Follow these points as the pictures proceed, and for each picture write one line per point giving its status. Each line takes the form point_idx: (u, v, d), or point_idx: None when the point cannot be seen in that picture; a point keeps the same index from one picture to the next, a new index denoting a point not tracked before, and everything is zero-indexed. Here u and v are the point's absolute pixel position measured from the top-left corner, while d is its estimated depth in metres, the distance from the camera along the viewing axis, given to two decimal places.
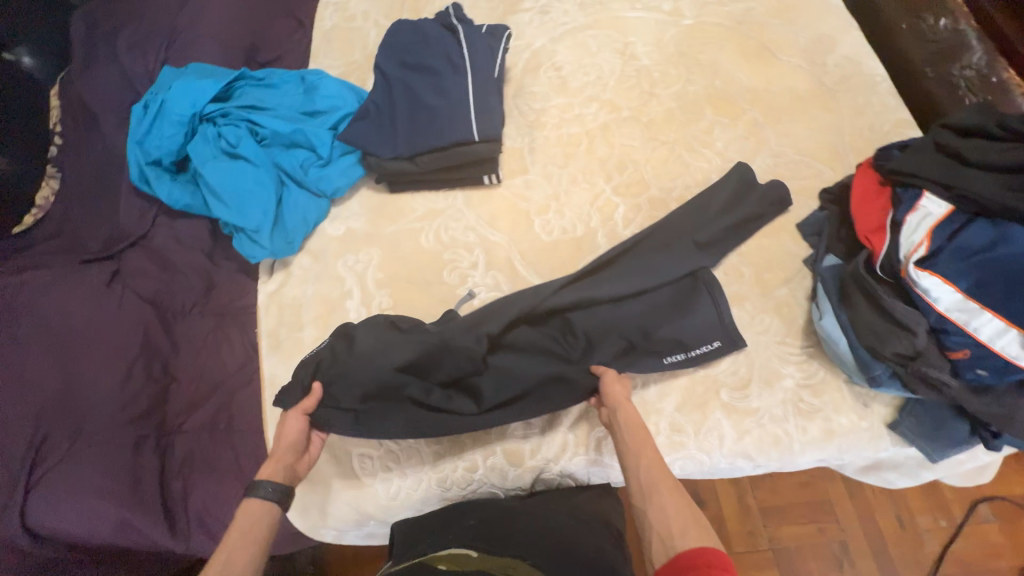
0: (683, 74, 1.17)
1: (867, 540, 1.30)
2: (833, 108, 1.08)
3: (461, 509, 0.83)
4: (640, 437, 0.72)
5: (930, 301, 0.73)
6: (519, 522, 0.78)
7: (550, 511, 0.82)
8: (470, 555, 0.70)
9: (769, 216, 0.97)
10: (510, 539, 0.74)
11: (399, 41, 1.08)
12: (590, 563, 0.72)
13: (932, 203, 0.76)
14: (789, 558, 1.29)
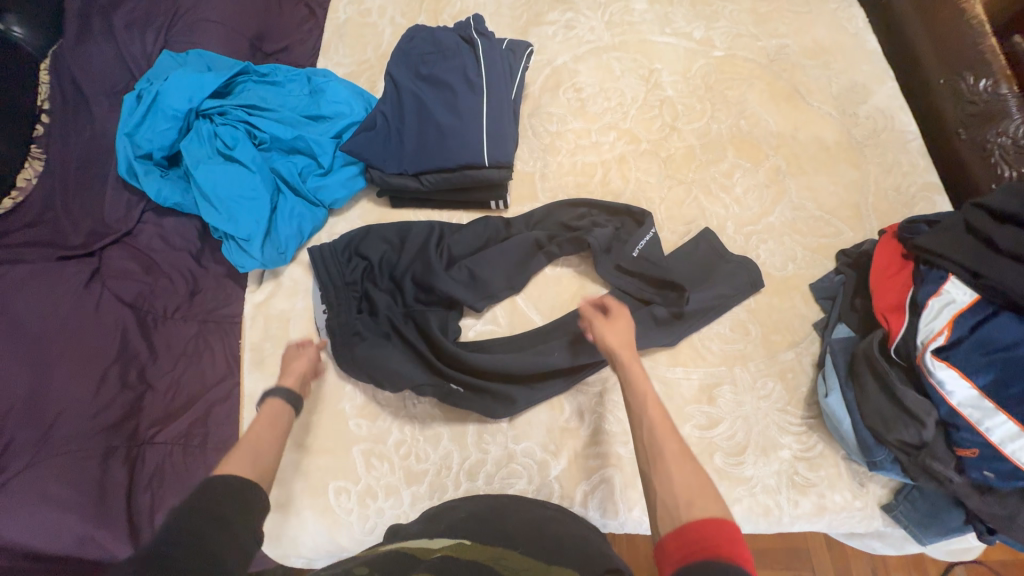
0: (708, 109, 1.12)
1: None
2: (860, 163, 1.04)
3: (449, 505, 0.78)
4: (642, 399, 0.68)
5: (943, 393, 0.70)
6: (508, 521, 0.73)
7: (531, 505, 0.78)
8: (464, 545, 0.65)
9: (742, 297, 0.93)
10: (501, 534, 0.70)
11: (414, 50, 1.02)
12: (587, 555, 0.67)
13: (956, 289, 0.73)
14: None
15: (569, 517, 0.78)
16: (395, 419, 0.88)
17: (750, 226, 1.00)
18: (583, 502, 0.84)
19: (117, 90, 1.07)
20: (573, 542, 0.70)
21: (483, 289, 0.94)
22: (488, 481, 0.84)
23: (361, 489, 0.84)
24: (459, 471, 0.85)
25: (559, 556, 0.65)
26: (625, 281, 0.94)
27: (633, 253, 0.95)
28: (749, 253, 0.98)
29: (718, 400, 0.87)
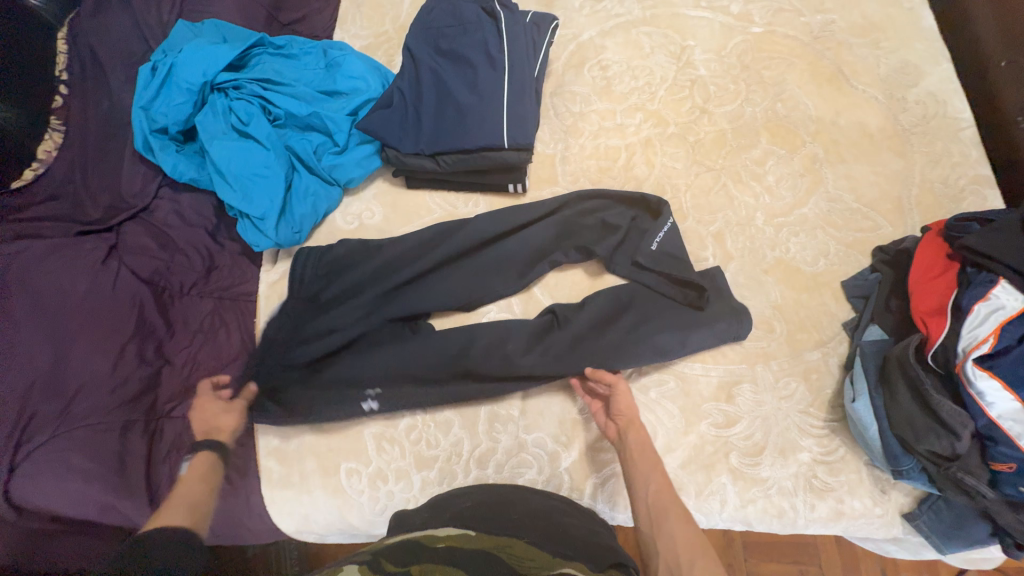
0: (742, 90, 1.05)
1: None
2: (904, 152, 0.97)
3: (459, 492, 0.78)
4: (651, 462, 0.74)
5: (983, 404, 0.66)
6: (514, 510, 0.74)
7: (540, 496, 0.78)
8: (467, 535, 0.66)
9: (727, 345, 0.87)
10: (509, 523, 0.70)
11: (434, 23, 0.97)
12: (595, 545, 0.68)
13: (1006, 294, 0.68)
14: None
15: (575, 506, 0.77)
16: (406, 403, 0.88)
17: (781, 217, 0.95)
18: (593, 495, 0.83)
19: (135, 60, 1.04)
20: (579, 533, 0.70)
21: (482, 285, 0.93)
22: (498, 469, 0.84)
23: (372, 472, 0.85)
24: (469, 458, 0.85)
25: (568, 547, 0.66)
26: (640, 285, 0.91)
27: (652, 248, 0.91)
28: (779, 246, 0.93)
29: (736, 398, 0.84)
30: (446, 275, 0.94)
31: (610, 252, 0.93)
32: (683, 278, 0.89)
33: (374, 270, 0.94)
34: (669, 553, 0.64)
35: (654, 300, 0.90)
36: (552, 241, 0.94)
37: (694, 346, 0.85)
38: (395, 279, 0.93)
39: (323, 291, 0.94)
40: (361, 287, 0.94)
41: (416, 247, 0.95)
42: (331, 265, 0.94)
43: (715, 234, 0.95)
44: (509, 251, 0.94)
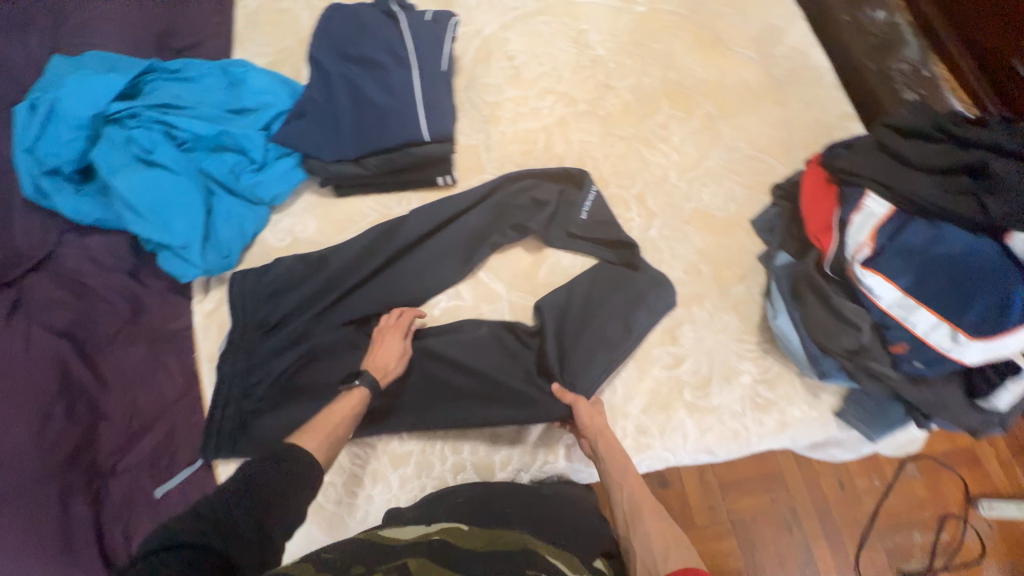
0: (638, 64, 1.15)
1: (813, 503, 1.57)
2: (782, 101, 1.10)
3: (449, 490, 0.79)
4: (623, 467, 0.77)
5: (874, 298, 0.76)
6: (507, 503, 0.76)
7: (521, 487, 0.81)
8: (461, 528, 0.68)
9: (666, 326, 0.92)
10: (499, 517, 0.73)
11: (334, 31, 0.98)
12: (583, 534, 0.73)
13: (875, 202, 0.78)
14: (744, 526, 1.54)
15: (562, 492, 0.82)
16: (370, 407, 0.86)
17: (690, 171, 1.05)
18: (568, 456, 0.87)
19: (5, 102, 0.96)
20: (569, 522, 0.75)
21: (427, 279, 0.94)
22: (471, 449, 0.86)
23: (347, 481, 0.83)
24: (443, 447, 0.86)
25: (560, 534, 0.71)
26: (587, 277, 0.94)
27: (582, 217, 0.98)
28: (693, 197, 1.02)
29: (680, 339, 0.91)
30: (389, 276, 0.94)
31: (545, 226, 0.98)
32: (614, 239, 0.96)
33: (321, 283, 0.91)
34: (647, 557, 0.67)
35: (604, 285, 0.94)
36: (489, 225, 0.97)
37: (643, 328, 0.90)
38: (341, 288, 0.91)
39: (271, 315, 0.90)
40: (304, 304, 0.91)
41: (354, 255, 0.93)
42: (271, 287, 0.91)
43: (638, 195, 1.03)
44: (447, 242, 0.95)
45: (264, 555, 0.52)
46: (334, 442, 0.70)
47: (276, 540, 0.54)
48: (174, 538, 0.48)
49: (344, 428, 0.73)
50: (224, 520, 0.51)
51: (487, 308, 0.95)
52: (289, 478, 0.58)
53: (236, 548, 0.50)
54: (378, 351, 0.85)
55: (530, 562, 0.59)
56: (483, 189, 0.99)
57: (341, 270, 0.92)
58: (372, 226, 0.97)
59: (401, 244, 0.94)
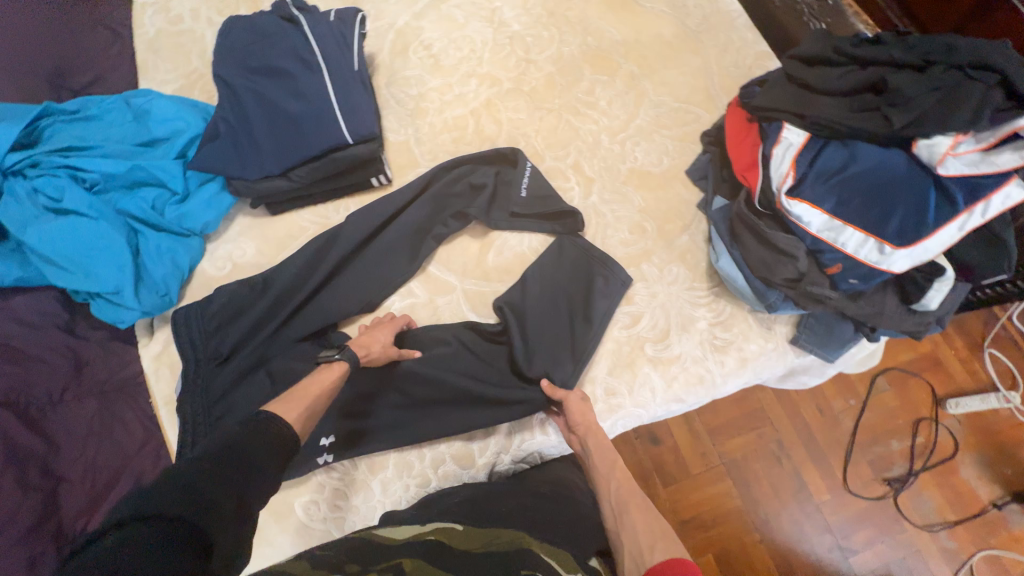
0: (555, 35, 1.14)
1: (796, 432, 1.65)
2: (699, 50, 1.11)
3: (445, 494, 0.80)
4: (610, 460, 0.80)
5: (803, 226, 0.79)
6: (503, 502, 0.77)
7: (516, 489, 0.82)
8: (455, 530, 0.68)
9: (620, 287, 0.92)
10: (495, 514, 0.73)
11: (233, 43, 0.93)
12: (574, 526, 0.74)
13: (792, 132, 0.80)
14: (737, 465, 1.62)
15: (560, 480, 0.86)
16: (338, 419, 0.85)
17: (621, 132, 1.06)
18: (543, 430, 0.90)
19: None
20: (568, 516, 0.76)
21: (377, 281, 0.93)
22: (449, 440, 0.87)
23: (328, 497, 0.82)
24: (420, 444, 0.86)
25: (552, 528, 0.72)
26: (540, 277, 0.93)
27: (522, 195, 0.97)
28: (627, 158, 1.04)
29: (634, 297, 0.93)
30: (337, 285, 0.92)
31: (486, 210, 0.98)
32: (556, 211, 0.97)
33: (267, 304, 0.89)
34: (633, 547, 0.68)
35: (562, 283, 0.94)
36: (430, 217, 0.97)
37: (594, 293, 0.92)
38: (291, 304, 0.90)
39: (222, 346, 0.88)
40: (254, 328, 0.89)
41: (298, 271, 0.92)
42: (217, 317, 0.89)
43: (574, 165, 1.04)
44: (390, 241, 0.94)
45: (238, 527, 0.54)
46: (307, 420, 0.71)
47: (249, 512, 0.56)
48: (152, 511, 0.49)
49: (319, 405, 0.75)
50: (202, 492, 0.53)
51: (442, 301, 0.95)
52: (262, 454, 0.61)
53: (215, 518, 0.52)
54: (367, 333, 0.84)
55: (523, 564, 0.61)
56: (418, 182, 0.97)
57: (286, 288, 0.90)
58: (310, 239, 0.95)
59: (343, 252, 0.92)
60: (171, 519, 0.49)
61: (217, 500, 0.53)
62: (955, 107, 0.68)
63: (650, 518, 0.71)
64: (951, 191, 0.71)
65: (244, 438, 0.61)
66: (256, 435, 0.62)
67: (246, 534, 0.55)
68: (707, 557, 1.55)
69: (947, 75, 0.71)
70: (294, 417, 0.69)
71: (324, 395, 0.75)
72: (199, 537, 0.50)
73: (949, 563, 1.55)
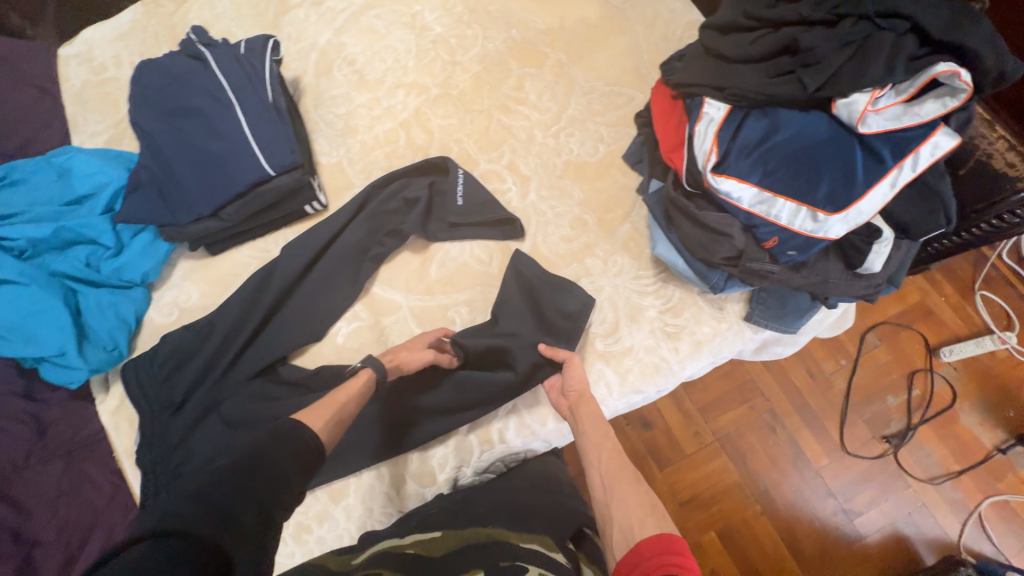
0: (479, 32, 1.11)
1: (789, 399, 1.60)
2: (626, 28, 1.08)
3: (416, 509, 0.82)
4: (600, 427, 0.76)
5: (734, 202, 0.76)
6: (478, 506, 0.80)
7: (479, 491, 0.84)
8: (434, 538, 0.72)
9: (565, 283, 0.90)
10: (473, 517, 0.77)
11: (145, 89, 0.92)
12: (555, 514, 0.78)
13: (712, 107, 0.77)
14: (731, 440, 1.56)
15: (543, 472, 0.89)
16: None
17: (554, 125, 1.03)
18: (501, 438, 0.87)
19: None
20: (547, 503, 0.81)
21: (322, 310, 0.93)
22: (407, 460, 0.86)
23: (293, 533, 0.82)
24: (377, 467, 0.85)
25: (530, 521, 0.76)
26: (508, 284, 0.91)
27: (459, 203, 0.96)
28: (563, 150, 1.01)
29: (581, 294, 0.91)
30: (281, 318, 0.92)
31: (423, 223, 0.97)
32: (495, 217, 0.95)
33: (215, 345, 0.89)
34: (623, 519, 0.65)
35: (529, 286, 0.91)
36: (368, 238, 0.96)
37: (541, 295, 0.90)
38: (238, 342, 0.90)
39: (175, 394, 0.88)
40: (204, 373, 0.89)
41: (241, 308, 0.91)
42: (167, 365, 0.88)
43: (509, 165, 1.01)
44: (330, 267, 0.94)
45: (261, 547, 0.54)
46: (334, 429, 0.73)
47: (272, 523, 0.56)
48: (176, 526, 0.49)
49: (346, 411, 0.76)
50: (226, 507, 0.53)
51: (389, 320, 0.94)
52: (288, 465, 0.61)
53: (239, 536, 0.52)
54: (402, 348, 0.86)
55: (506, 554, 0.65)
56: (355, 202, 0.97)
57: (234, 330, 0.91)
58: (251, 275, 0.94)
59: (283, 284, 0.92)
60: (195, 533, 0.49)
61: (241, 513, 0.54)
62: (868, 63, 0.65)
63: (640, 490, 0.68)
64: (877, 149, 0.69)
65: (270, 449, 0.62)
66: (283, 447, 0.63)
67: (269, 546, 0.55)
68: (710, 535, 1.49)
69: (857, 27, 0.68)
70: (321, 426, 0.71)
71: (350, 406, 0.76)
72: (221, 551, 0.50)
73: (956, 512, 1.49)
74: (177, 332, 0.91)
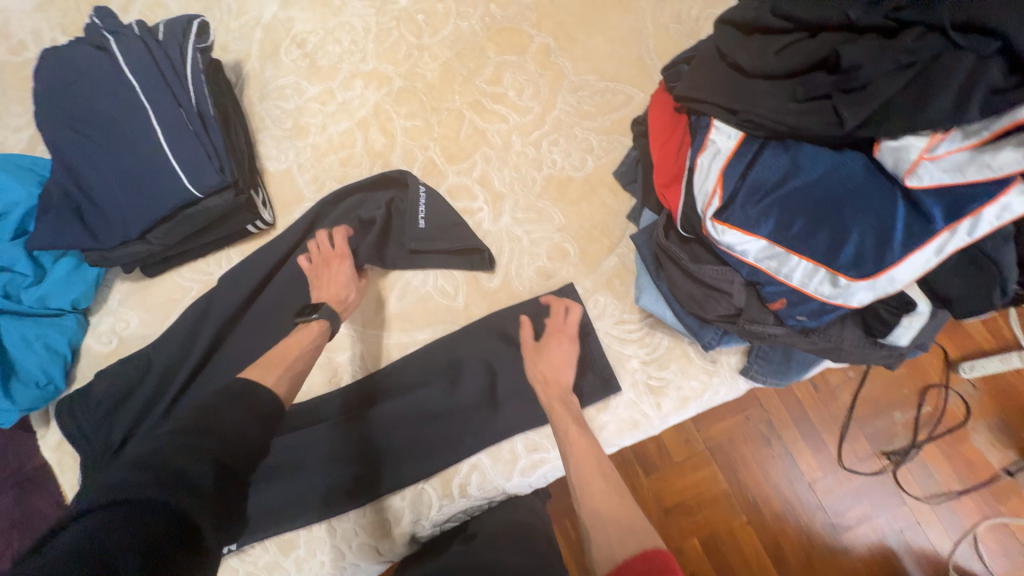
0: (452, 6, 0.93)
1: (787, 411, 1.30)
2: (631, 7, 0.90)
3: None
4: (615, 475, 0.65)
5: (738, 254, 0.62)
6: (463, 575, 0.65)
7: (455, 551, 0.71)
8: None
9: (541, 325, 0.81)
10: None
11: (45, 88, 0.78)
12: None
13: (721, 134, 0.62)
14: (724, 451, 1.25)
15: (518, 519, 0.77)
16: None
17: (535, 130, 0.87)
18: (463, 493, 0.78)
19: None
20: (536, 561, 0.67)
21: (267, 341, 0.83)
22: (359, 513, 0.77)
23: None
24: (327, 521, 0.77)
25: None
26: (498, 336, 0.82)
27: (420, 226, 0.82)
28: (544, 162, 0.86)
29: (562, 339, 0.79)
30: (224, 351, 0.83)
31: (380, 248, 0.84)
32: (462, 245, 0.82)
33: (152, 384, 0.80)
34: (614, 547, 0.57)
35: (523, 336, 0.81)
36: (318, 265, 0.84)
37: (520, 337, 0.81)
38: (178, 379, 0.80)
39: (112, 434, 0.79)
40: (141, 412, 0.80)
41: (184, 340, 0.83)
42: (105, 402, 0.80)
43: (482, 177, 0.87)
44: (278, 296, 0.84)
45: (219, 503, 0.48)
46: (292, 382, 0.66)
47: (236, 481, 0.51)
48: (124, 496, 0.44)
49: (303, 365, 0.70)
50: (173, 464, 0.47)
51: (344, 357, 0.84)
52: (243, 417, 0.54)
53: (191, 493, 0.46)
54: (328, 285, 0.79)
55: None
56: (301, 223, 0.84)
57: (178, 363, 0.82)
58: (191, 304, 0.85)
59: (224, 315, 0.83)
60: (140, 502, 0.44)
61: (194, 473, 0.48)
62: (932, 100, 0.49)
63: (615, 502, 0.62)
64: (926, 206, 0.54)
65: (220, 405, 0.55)
66: (236, 399, 0.55)
67: (235, 508, 0.50)
68: (693, 541, 1.21)
69: (923, 43, 0.50)
70: (275, 380, 0.64)
71: (305, 359, 0.69)
72: (178, 518, 0.45)
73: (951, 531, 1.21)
74: (113, 366, 0.82)
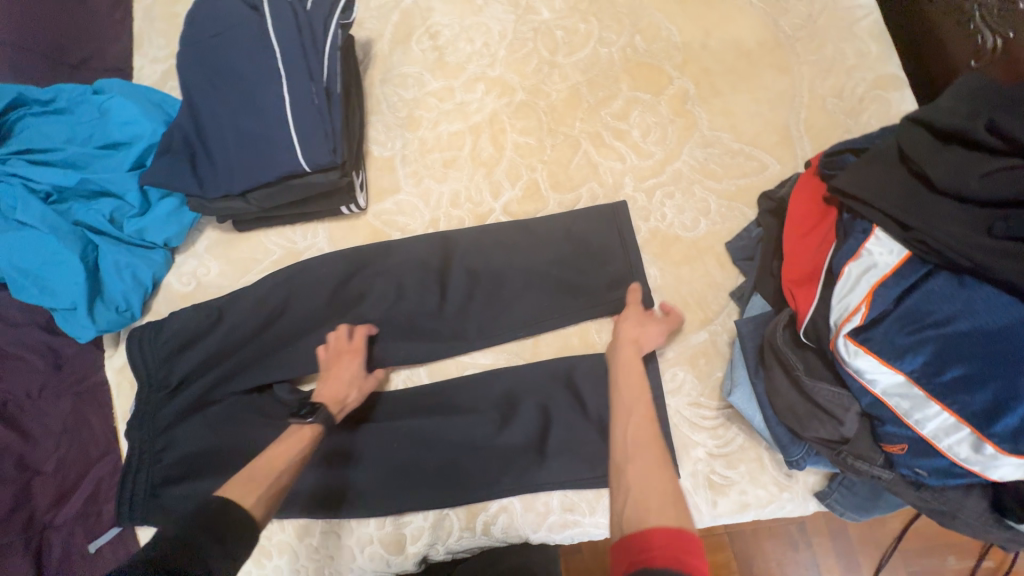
0: (594, 30, 0.88)
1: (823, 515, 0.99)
2: (789, 68, 0.83)
3: None
4: None
5: (864, 381, 0.55)
6: None
7: None
8: None
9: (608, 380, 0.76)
10: None
11: (195, 36, 0.80)
12: None
13: (880, 247, 0.55)
14: (746, 542, 0.98)
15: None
16: None
17: (651, 178, 0.81)
18: (484, 530, 0.74)
19: None
20: None
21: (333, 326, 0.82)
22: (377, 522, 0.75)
23: (254, 557, 0.75)
24: (347, 518, 0.75)
25: None
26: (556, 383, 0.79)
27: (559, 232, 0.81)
28: (652, 214, 0.80)
29: None
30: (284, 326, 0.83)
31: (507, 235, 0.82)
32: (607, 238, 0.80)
33: (216, 342, 0.81)
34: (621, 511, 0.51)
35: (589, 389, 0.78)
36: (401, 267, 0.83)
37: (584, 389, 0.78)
38: (245, 342, 0.82)
39: (170, 376, 0.80)
40: (206, 364, 0.81)
41: (252, 306, 0.82)
42: (173, 344, 0.81)
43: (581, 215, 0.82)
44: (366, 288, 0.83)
45: None
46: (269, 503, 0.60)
47: None
48: None
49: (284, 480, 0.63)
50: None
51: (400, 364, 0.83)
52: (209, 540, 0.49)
53: None
54: (332, 380, 0.75)
55: None
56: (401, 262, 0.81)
57: (245, 323, 0.81)
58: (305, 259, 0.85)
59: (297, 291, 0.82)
60: None
61: None
62: None
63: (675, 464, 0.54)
64: None
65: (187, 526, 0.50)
66: (205, 525, 0.50)
67: None
68: None
69: None
70: (253, 504, 0.57)
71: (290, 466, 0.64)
72: None
73: None
74: (182, 315, 0.82)
